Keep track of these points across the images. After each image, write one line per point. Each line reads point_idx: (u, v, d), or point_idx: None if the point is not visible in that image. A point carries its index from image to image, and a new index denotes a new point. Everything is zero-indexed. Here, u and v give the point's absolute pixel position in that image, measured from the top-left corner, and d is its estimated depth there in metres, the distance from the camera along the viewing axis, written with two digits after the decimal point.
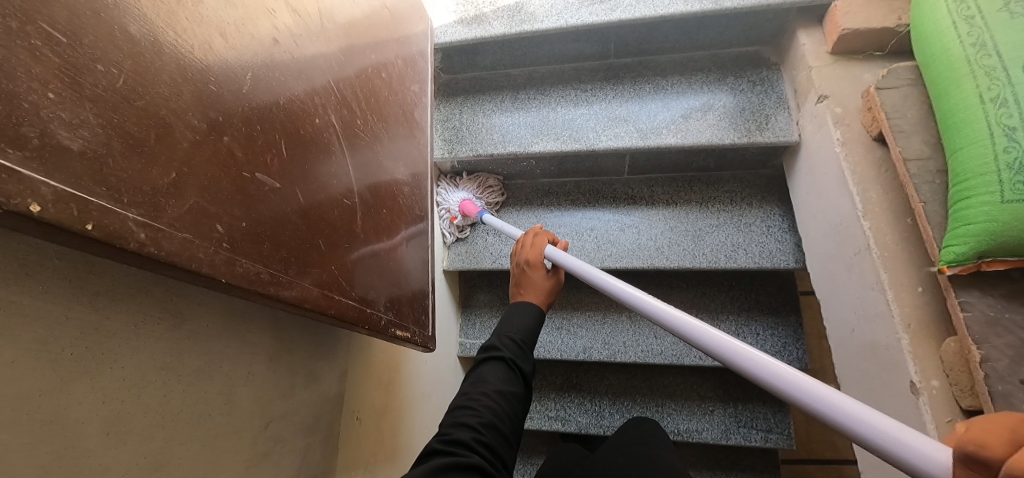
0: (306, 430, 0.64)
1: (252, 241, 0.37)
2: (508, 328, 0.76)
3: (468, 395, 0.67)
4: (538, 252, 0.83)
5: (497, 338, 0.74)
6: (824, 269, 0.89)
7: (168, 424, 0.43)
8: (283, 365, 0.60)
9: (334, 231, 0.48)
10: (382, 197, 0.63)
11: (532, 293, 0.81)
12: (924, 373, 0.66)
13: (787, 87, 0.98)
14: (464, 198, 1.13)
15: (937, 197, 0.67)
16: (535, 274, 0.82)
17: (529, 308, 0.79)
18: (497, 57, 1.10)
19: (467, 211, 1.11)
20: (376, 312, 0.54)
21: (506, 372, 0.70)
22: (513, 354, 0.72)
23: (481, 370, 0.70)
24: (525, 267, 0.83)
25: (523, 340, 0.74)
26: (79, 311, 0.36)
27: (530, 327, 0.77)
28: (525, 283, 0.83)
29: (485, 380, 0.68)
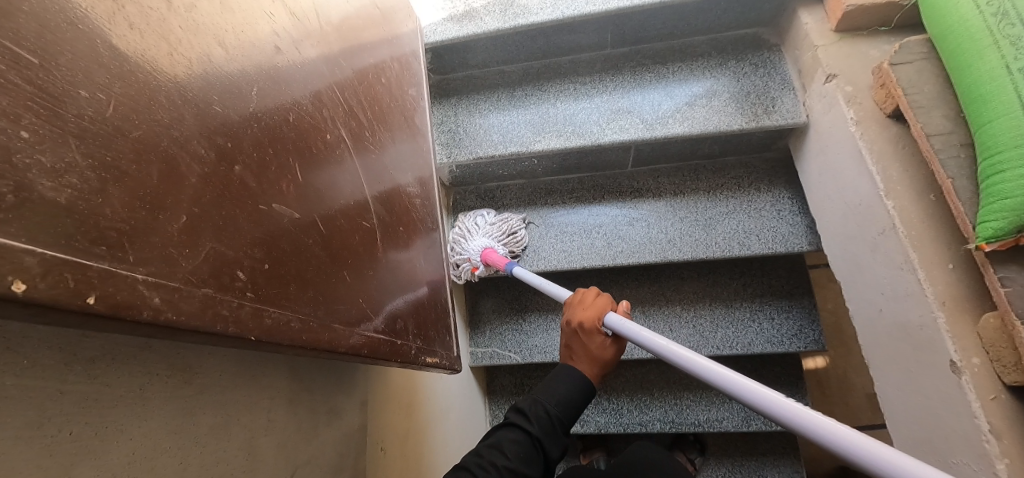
0: (331, 471, 0.59)
1: (277, 285, 0.32)
2: (547, 397, 0.73)
3: (479, 461, 0.65)
4: (597, 317, 0.77)
5: (532, 404, 0.72)
6: (844, 251, 0.87)
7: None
8: (303, 405, 0.55)
9: (357, 259, 0.44)
10: (396, 212, 0.58)
11: (582, 361, 0.78)
12: (965, 351, 0.64)
13: (790, 68, 0.96)
14: (486, 246, 1.04)
15: (965, 173, 0.65)
16: (589, 341, 0.77)
17: (578, 380, 0.75)
18: (490, 54, 1.05)
19: (491, 262, 1.02)
20: (405, 341, 0.50)
21: (525, 447, 0.67)
22: (540, 432, 0.69)
23: (502, 436, 0.68)
24: (580, 331, 0.78)
25: (555, 417, 0.71)
26: (74, 383, 0.30)
27: (570, 404, 0.73)
28: (575, 346, 0.79)
29: (502, 450, 0.66)
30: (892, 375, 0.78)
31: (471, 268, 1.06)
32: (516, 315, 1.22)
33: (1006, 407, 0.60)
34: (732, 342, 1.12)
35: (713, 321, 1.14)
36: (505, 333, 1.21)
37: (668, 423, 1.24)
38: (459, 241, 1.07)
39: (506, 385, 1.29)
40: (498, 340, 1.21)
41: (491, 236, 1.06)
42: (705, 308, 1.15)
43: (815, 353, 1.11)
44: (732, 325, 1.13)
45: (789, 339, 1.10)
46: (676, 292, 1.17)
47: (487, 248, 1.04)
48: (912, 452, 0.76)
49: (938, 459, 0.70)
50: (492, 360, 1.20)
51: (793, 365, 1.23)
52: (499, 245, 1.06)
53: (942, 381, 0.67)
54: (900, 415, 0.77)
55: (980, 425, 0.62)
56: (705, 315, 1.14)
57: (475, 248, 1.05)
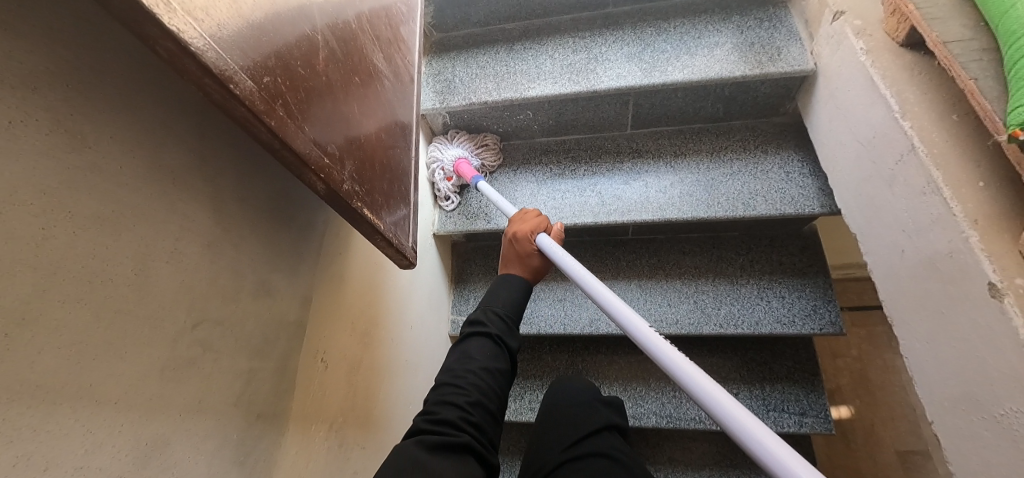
0: (249, 351, 0.53)
1: None
2: (493, 302, 0.74)
3: (453, 371, 0.66)
4: (529, 231, 0.80)
5: (483, 312, 0.72)
6: (858, 198, 0.79)
7: (19, 260, 0.33)
8: (226, 260, 0.51)
9: (282, 45, 0.40)
10: (354, 67, 0.54)
11: (516, 266, 0.80)
12: (1005, 272, 0.54)
13: (797, 20, 0.92)
14: (460, 157, 1.05)
15: (989, 73, 0.58)
16: (521, 250, 0.80)
17: (517, 283, 0.77)
18: (491, 8, 1.04)
19: (461, 172, 1.03)
20: (334, 169, 0.45)
21: (491, 348, 0.68)
22: (499, 331, 0.70)
23: (467, 345, 0.68)
24: (514, 240, 0.81)
25: (508, 315, 0.72)
26: None
27: (516, 302, 0.75)
28: (510, 253, 0.81)
29: (471, 355, 0.67)
30: (918, 328, 0.68)
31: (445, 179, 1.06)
32: None
33: None
34: (736, 320, 1.01)
35: (716, 297, 1.03)
36: None
37: (665, 418, 1.11)
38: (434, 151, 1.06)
39: None
40: None
41: (466, 148, 1.07)
42: (707, 283, 1.05)
43: (833, 338, 0.99)
44: (738, 302, 1.02)
45: (801, 320, 0.99)
46: (675, 266, 1.08)
47: (461, 158, 1.05)
48: (948, 418, 0.63)
49: (981, 417, 0.58)
50: None
51: (809, 360, 1.09)
52: (472, 158, 1.07)
53: (978, 315, 0.57)
54: (931, 375, 0.66)
55: None
56: (707, 291, 1.04)
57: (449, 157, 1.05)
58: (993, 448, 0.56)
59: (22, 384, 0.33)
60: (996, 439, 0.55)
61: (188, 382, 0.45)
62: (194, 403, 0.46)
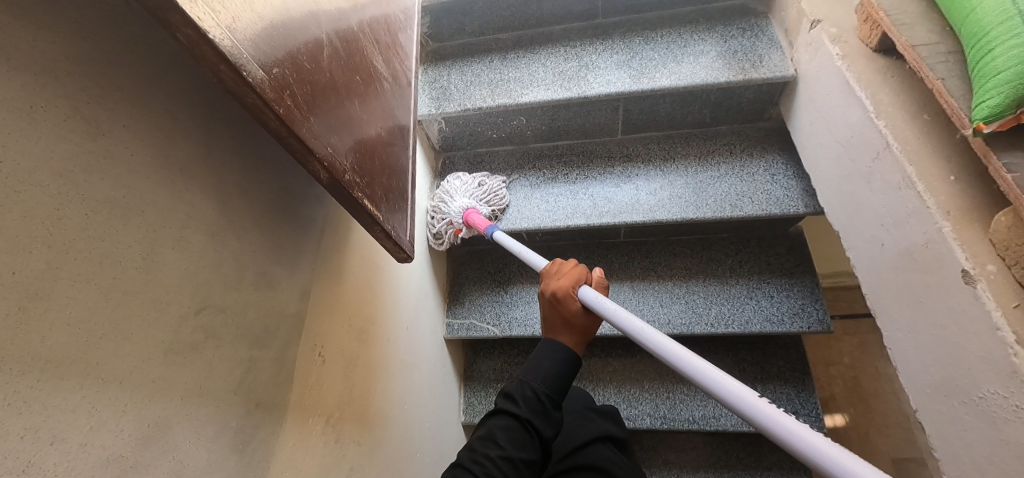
0: (249, 341, 0.54)
1: None
2: (532, 377, 0.70)
3: (475, 454, 0.65)
4: (570, 286, 0.75)
5: (519, 387, 0.70)
6: (839, 196, 0.82)
7: (35, 235, 0.35)
8: (229, 249, 0.52)
9: (290, 41, 0.43)
10: (356, 66, 0.57)
11: (565, 334, 0.75)
12: (977, 258, 0.56)
13: (777, 30, 0.96)
14: (469, 207, 1.01)
15: (955, 73, 0.61)
16: (564, 311, 0.74)
17: (563, 354, 0.73)
18: (485, 19, 1.08)
19: (474, 223, 1.00)
20: (337, 160, 0.48)
21: (517, 431, 0.66)
22: (530, 415, 0.67)
23: (494, 425, 0.67)
24: (555, 302, 0.75)
25: (544, 395, 0.69)
26: None
27: (557, 381, 0.70)
28: (554, 318, 0.76)
29: (495, 440, 0.65)
30: (899, 319, 0.70)
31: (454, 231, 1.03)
32: (498, 287, 1.16)
33: None
34: (727, 320, 1.03)
35: (707, 297, 1.06)
36: (484, 305, 1.16)
37: (659, 419, 1.12)
38: (439, 206, 1.03)
39: (484, 371, 1.24)
40: (476, 312, 1.15)
41: (472, 196, 1.03)
42: (698, 284, 1.07)
43: (821, 336, 1.01)
44: (728, 301, 1.04)
45: (790, 318, 1.01)
46: (666, 268, 1.11)
47: (470, 208, 1.02)
48: (932, 406, 0.65)
49: (962, 402, 0.59)
50: (468, 332, 1.14)
51: (799, 359, 1.11)
52: (482, 207, 1.04)
53: (954, 301, 0.59)
54: (915, 364, 0.68)
55: (1003, 338, 0.52)
56: (698, 291, 1.06)
57: (457, 210, 1.02)
58: (974, 431, 0.58)
59: (32, 356, 0.34)
60: (978, 422, 0.57)
61: (190, 367, 0.46)
62: (196, 387, 0.47)
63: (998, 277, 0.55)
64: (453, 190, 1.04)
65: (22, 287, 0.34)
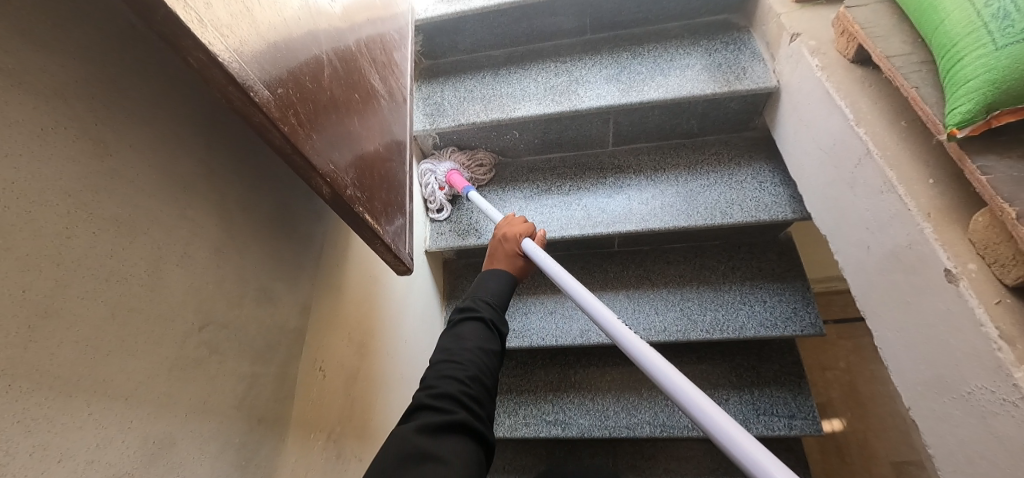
0: (252, 356, 0.54)
1: None
2: (482, 291, 0.73)
3: (449, 350, 0.63)
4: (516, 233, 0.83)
5: (475, 300, 0.70)
6: (825, 201, 0.84)
7: (46, 255, 0.36)
8: (232, 266, 0.53)
9: (293, 62, 0.45)
10: (354, 85, 0.59)
11: (502, 262, 0.80)
12: (958, 258, 0.59)
13: (759, 43, 1.00)
14: (450, 168, 1.09)
15: (929, 82, 0.64)
16: (506, 247, 0.82)
17: (506, 275, 0.77)
18: (477, 37, 1.11)
19: (455, 183, 1.06)
20: (339, 176, 0.49)
21: (485, 330, 0.66)
22: (492, 316, 0.68)
23: (462, 328, 0.66)
24: (501, 240, 0.83)
25: (497, 303, 0.71)
26: None
27: (505, 293, 0.74)
28: (497, 252, 0.83)
29: (464, 337, 0.64)
30: (889, 319, 0.72)
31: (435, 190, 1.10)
32: None
33: (1012, 310, 0.54)
34: (722, 326, 1.04)
35: (701, 304, 1.07)
36: None
37: (658, 427, 1.12)
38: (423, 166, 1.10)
39: None
40: None
41: (456, 161, 1.11)
42: (692, 291, 1.09)
43: (815, 339, 1.02)
44: (722, 307, 1.06)
45: (783, 322, 1.02)
46: (660, 275, 1.12)
47: (452, 169, 1.09)
48: (924, 403, 0.66)
49: (952, 398, 0.61)
50: None
51: (795, 363, 1.12)
52: (463, 170, 1.11)
53: (939, 300, 0.61)
54: (906, 363, 0.69)
55: (987, 334, 0.54)
56: (692, 298, 1.08)
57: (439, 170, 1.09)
58: (966, 426, 0.59)
59: (41, 376, 0.35)
60: (969, 417, 0.58)
61: (196, 383, 0.47)
62: (202, 404, 0.47)
63: (979, 275, 0.57)
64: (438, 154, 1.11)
65: (33, 308, 0.35)
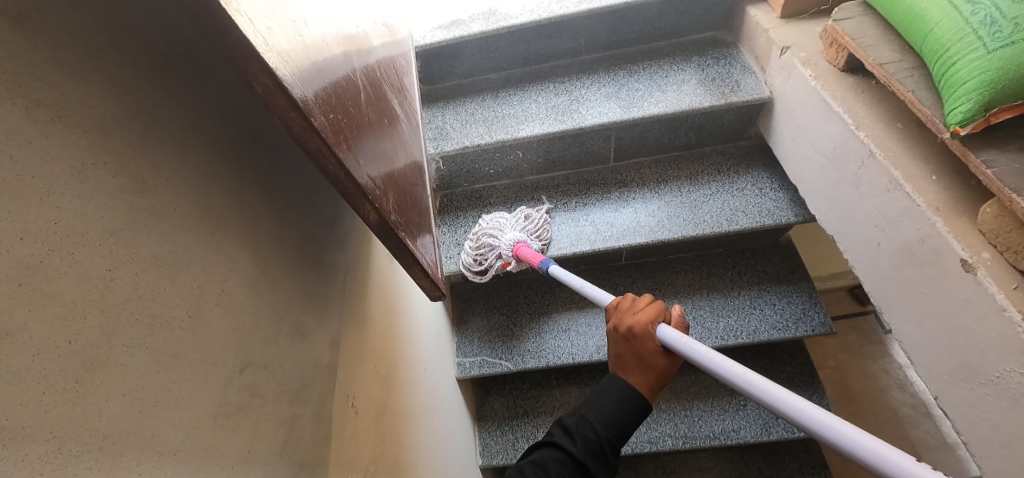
0: (288, 396, 0.51)
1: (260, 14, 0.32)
2: (594, 414, 0.63)
3: (521, 476, 0.59)
4: (648, 322, 0.66)
5: (579, 422, 0.63)
6: (829, 203, 0.88)
7: (91, 299, 0.33)
8: (265, 302, 0.50)
9: (335, 88, 0.44)
10: (381, 110, 0.58)
11: (638, 374, 0.65)
12: (972, 248, 0.61)
13: (748, 57, 1.05)
14: (519, 240, 1.00)
15: (922, 86, 0.69)
16: (641, 350, 0.65)
17: (632, 399, 0.64)
18: (475, 61, 1.12)
19: (524, 257, 0.98)
20: (381, 200, 0.48)
21: (572, 469, 0.59)
22: (584, 456, 0.60)
23: (545, 454, 0.60)
24: (630, 337, 0.67)
25: (605, 439, 0.61)
26: (14, 111, 0.29)
27: (620, 427, 0.62)
28: (627, 356, 0.67)
29: (544, 469, 0.59)
30: (906, 312, 0.74)
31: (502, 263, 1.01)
32: (506, 321, 1.15)
33: None
34: (736, 331, 1.05)
35: (714, 311, 1.08)
36: (494, 340, 1.13)
37: (681, 439, 1.11)
38: (489, 235, 1.01)
39: (497, 409, 1.20)
40: (487, 348, 1.13)
41: (523, 230, 1.02)
42: (704, 299, 1.10)
43: (825, 338, 1.05)
44: (734, 313, 1.07)
45: (794, 324, 1.04)
46: (670, 286, 1.13)
47: (521, 242, 1.00)
48: (951, 391, 0.68)
49: (979, 384, 0.63)
50: (482, 369, 1.11)
51: (805, 364, 1.14)
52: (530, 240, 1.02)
53: (957, 290, 0.63)
54: (928, 353, 0.71)
55: (1011, 318, 0.56)
56: (705, 306, 1.09)
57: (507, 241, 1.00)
58: (996, 411, 0.61)
59: (88, 433, 0.31)
60: (998, 401, 0.60)
61: (236, 430, 0.43)
62: (244, 452, 0.44)
63: (993, 263, 0.59)
64: (506, 222, 1.03)
65: (79, 358, 0.31)
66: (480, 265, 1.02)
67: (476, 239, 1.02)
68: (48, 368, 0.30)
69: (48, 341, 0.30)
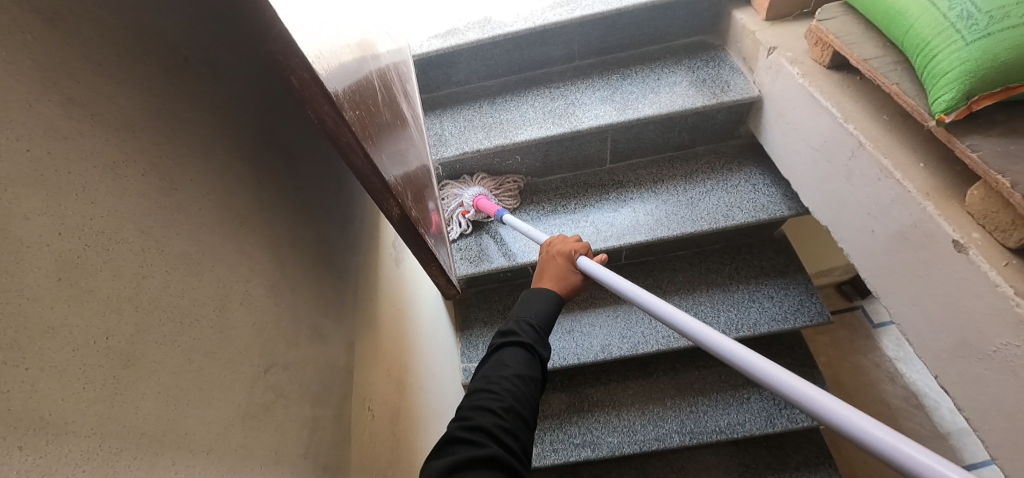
0: (310, 399, 0.51)
1: (289, 19, 0.33)
2: (525, 312, 0.64)
3: (486, 378, 0.56)
4: (573, 249, 0.74)
5: (516, 322, 0.63)
6: (823, 195, 0.91)
7: (125, 297, 0.32)
8: (284, 305, 0.50)
9: (353, 91, 0.45)
10: (391, 112, 0.59)
11: (551, 281, 0.71)
12: (963, 229, 0.64)
13: (736, 59, 1.09)
14: (480, 193, 1.10)
15: (906, 78, 0.72)
16: (560, 266, 0.73)
17: (551, 297, 0.68)
18: (470, 69, 1.14)
19: (482, 207, 1.08)
20: (403, 196, 0.53)
21: (528, 357, 0.58)
22: (533, 341, 0.60)
23: (500, 353, 0.58)
24: (553, 257, 0.74)
25: (541, 327, 0.63)
26: (50, 109, 0.29)
27: (551, 316, 0.65)
28: (548, 269, 0.73)
29: (504, 363, 0.56)
30: (903, 295, 0.76)
31: (463, 212, 1.11)
32: None
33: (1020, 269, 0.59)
34: (737, 324, 1.07)
35: (713, 306, 1.10)
36: None
37: (687, 434, 1.11)
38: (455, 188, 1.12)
39: None
40: None
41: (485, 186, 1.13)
42: (703, 294, 1.12)
43: (823, 327, 1.07)
44: (734, 307, 1.09)
45: (793, 315, 1.07)
46: (670, 283, 1.15)
47: (480, 195, 1.10)
48: (951, 369, 0.71)
49: (978, 360, 0.65)
50: None
51: (804, 354, 1.17)
52: (491, 196, 1.12)
53: (952, 269, 0.66)
54: (928, 334, 0.73)
55: (1005, 293, 0.59)
56: (704, 301, 1.10)
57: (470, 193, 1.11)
58: (995, 384, 0.63)
59: (126, 432, 0.31)
60: (996, 375, 0.63)
61: (263, 432, 0.43)
62: (271, 454, 0.43)
63: (983, 242, 0.62)
64: (472, 179, 1.13)
65: (116, 357, 0.31)
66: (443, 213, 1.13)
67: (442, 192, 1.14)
68: (87, 363, 0.29)
69: (88, 338, 0.29)
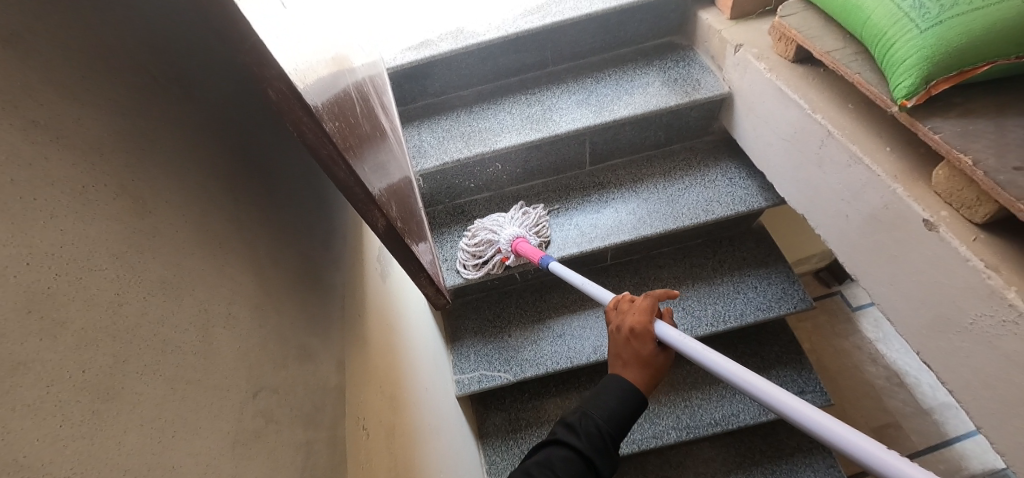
0: (302, 421, 0.49)
1: (263, 30, 0.33)
2: (596, 408, 0.62)
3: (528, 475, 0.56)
4: (647, 320, 0.66)
5: (582, 417, 0.61)
6: (797, 184, 0.93)
7: (100, 325, 0.31)
8: (269, 327, 0.49)
9: (330, 103, 0.44)
10: (370, 124, 0.58)
11: (636, 370, 0.65)
12: (932, 208, 0.67)
13: (704, 58, 1.12)
14: (517, 235, 1.03)
15: (867, 68, 0.75)
16: (642, 350, 0.65)
17: (628, 392, 0.63)
18: (445, 79, 1.14)
19: (523, 252, 1.00)
20: (387, 207, 0.53)
21: (579, 466, 0.57)
22: (591, 450, 0.58)
23: (550, 452, 0.58)
24: (628, 337, 0.66)
25: (608, 433, 0.60)
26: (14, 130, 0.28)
27: (622, 419, 0.62)
28: (624, 354, 0.66)
29: (551, 469, 0.56)
30: (881, 275, 0.79)
31: (502, 259, 1.03)
32: (500, 333, 1.14)
33: (988, 243, 0.62)
34: (724, 316, 1.08)
35: (700, 299, 1.11)
36: (489, 353, 1.12)
37: (684, 429, 1.12)
38: (489, 233, 1.04)
39: (499, 424, 1.16)
40: (483, 362, 1.11)
41: (521, 226, 1.05)
42: (689, 289, 1.13)
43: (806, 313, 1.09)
44: (720, 299, 1.11)
45: (777, 302, 1.09)
46: (656, 280, 1.16)
47: (518, 237, 1.03)
48: (931, 344, 0.73)
49: (956, 333, 0.67)
50: (481, 384, 1.08)
51: (790, 341, 1.19)
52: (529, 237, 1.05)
53: (924, 247, 0.68)
54: (907, 312, 0.76)
55: (976, 266, 0.61)
56: (691, 296, 1.12)
57: (507, 237, 1.03)
58: (974, 355, 0.65)
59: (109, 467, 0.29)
60: (974, 346, 0.65)
61: (255, 458, 0.41)
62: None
63: (951, 219, 0.65)
64: (506, 219, 1.06)
65: (94, 388, 0.29)
66: (479, 259, 1.05)
67: (470, 237, 1.06)
68: (62, 397, 0.27)
69: (61, 368, 0.28)
